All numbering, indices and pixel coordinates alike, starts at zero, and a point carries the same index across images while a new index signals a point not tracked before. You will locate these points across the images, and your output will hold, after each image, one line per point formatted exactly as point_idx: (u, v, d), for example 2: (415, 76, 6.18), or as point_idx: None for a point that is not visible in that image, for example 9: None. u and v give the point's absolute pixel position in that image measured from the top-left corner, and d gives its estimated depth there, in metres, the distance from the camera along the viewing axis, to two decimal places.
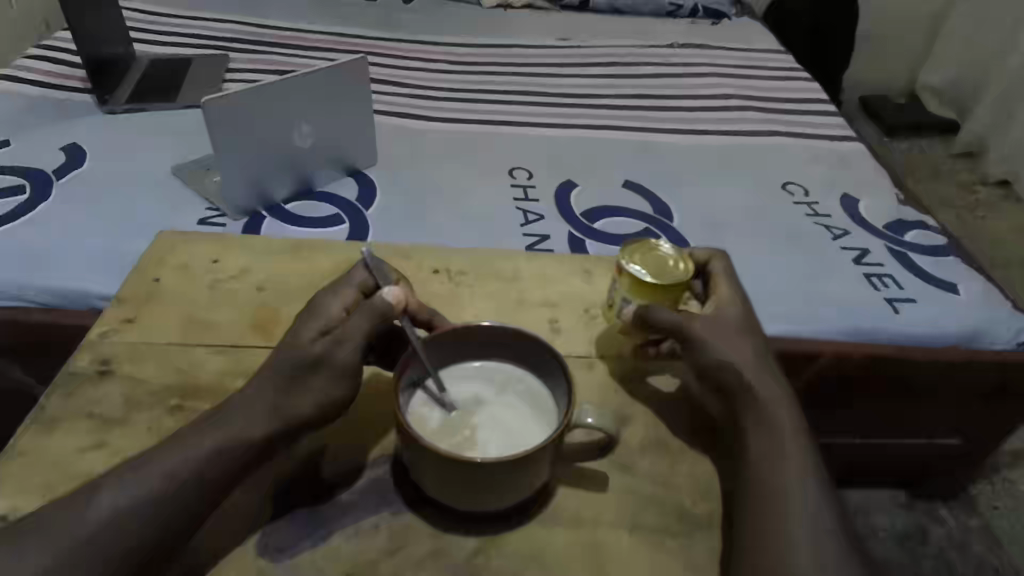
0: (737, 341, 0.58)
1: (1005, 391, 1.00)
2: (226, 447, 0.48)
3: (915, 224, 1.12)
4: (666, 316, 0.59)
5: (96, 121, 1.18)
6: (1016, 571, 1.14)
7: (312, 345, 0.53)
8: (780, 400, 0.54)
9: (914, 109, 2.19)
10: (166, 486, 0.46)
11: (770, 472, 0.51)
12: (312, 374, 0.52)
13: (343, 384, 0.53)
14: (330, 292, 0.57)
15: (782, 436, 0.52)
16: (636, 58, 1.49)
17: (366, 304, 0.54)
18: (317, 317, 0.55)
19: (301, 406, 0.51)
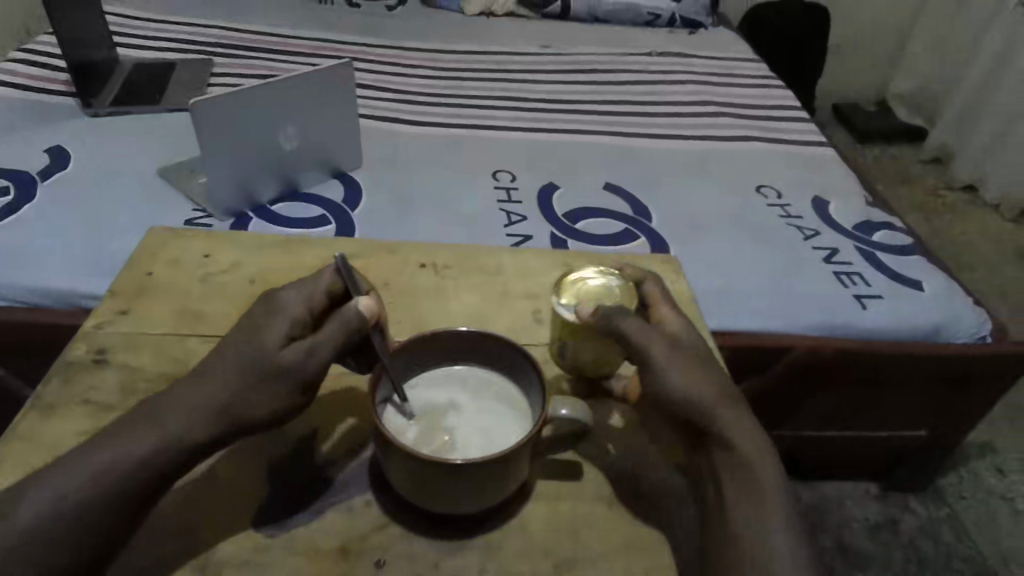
0: (700, 371, 0.55)
1: (968, 382, 1.05)
2: (170, 440, 0.48)
3: (883, 225, 1.17)
4: (634, 328, 0.56)
5: (81, 124, 1.19)
6: (984, 559, 1.18)
7: (276, 350, 0.51)
8: (754, 447, 0.52)
9: (883, 117, 2.26)
10: (111, 478, 0.47)
11: (748, 533, 0.49)
12: (268, 378, 0.50)
13: (299, 393, 0.51)
14: (297, 294, 0.55)
15: (759, 484, 0.50)
16: (615, 65, 1.53)
17: (342, 312, 0.52)
18: (284, 318, 0.52)
19: (250, 409, 0.50)
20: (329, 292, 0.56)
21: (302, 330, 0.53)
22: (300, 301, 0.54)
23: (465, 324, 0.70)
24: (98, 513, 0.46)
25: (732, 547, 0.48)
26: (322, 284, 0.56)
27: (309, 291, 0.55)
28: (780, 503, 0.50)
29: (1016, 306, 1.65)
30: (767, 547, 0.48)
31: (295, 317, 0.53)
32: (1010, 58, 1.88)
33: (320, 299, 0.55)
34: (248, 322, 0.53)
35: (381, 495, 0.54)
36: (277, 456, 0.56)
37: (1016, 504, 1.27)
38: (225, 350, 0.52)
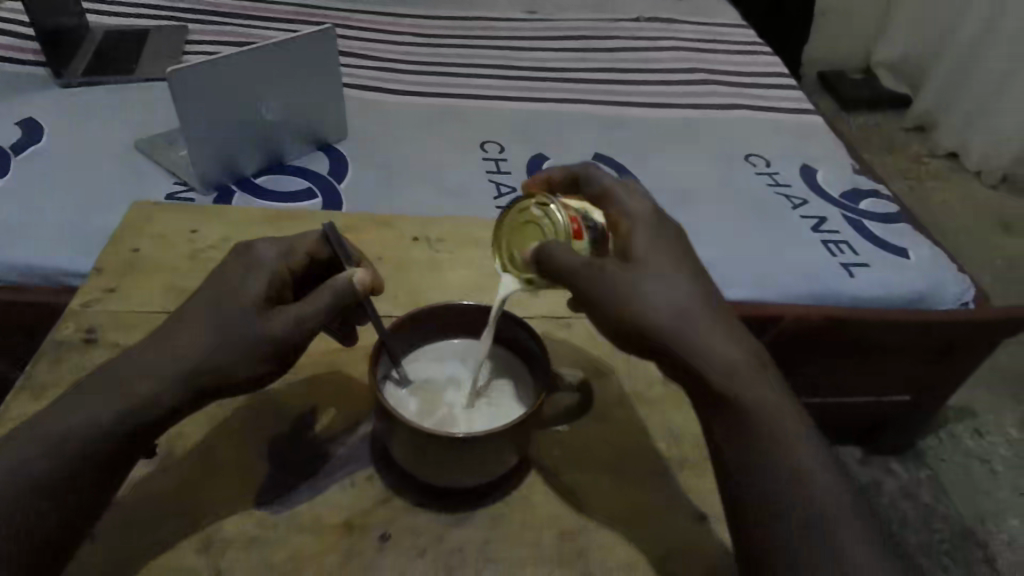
0: (654, 295, 0.48)
1: (950, 347, 1.07)
2: (135, 403, 0.46)
3: (870, 193, 1.18)
4: (559, 258, 0.49)
5: (53, 95, 1.14)
6: (962, 519, 1.22)
7: (256, 311, 0.50)
8: (733, 372, 0.46)
9: (869, 84, 2.26)
10: (75, 443, 0.45)
11: (758, 475, 0.44)
12: (246, 340, 0.48)
13: (278, 359, 0.50)
14: (274, 249, 0.53)
15: (740, 410, 0.46)
16: (602, 32, 1.50)
17: (333, 282, 0.52)
18: (262, 277, 0.51)
19: (227, 371, 0.48)
20: (310, 253, 0.56)
21: (280, 287, 0.53)
22: (278, 257, 0.53)
23: (461, 298, 0.69)
24: (67, 481, 0.44)
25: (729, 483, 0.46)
26: (303, 245, 0.56)
27: (287, 247, 0.54)
28: (771, 425, 0.45)
29: (996, 274, 1.68)
30: (767, 479, 0.44)
31: (273, 275, 0.52)
32: (995, 23, 1.88)
33: (300, 259, 0.55)
34: (222, 276, 0.51)
35: (383, 469, 0.54)
36: (278, 435, 0.55)
37: (993, 465, 1.31)
38: (196, 307, 0.50)
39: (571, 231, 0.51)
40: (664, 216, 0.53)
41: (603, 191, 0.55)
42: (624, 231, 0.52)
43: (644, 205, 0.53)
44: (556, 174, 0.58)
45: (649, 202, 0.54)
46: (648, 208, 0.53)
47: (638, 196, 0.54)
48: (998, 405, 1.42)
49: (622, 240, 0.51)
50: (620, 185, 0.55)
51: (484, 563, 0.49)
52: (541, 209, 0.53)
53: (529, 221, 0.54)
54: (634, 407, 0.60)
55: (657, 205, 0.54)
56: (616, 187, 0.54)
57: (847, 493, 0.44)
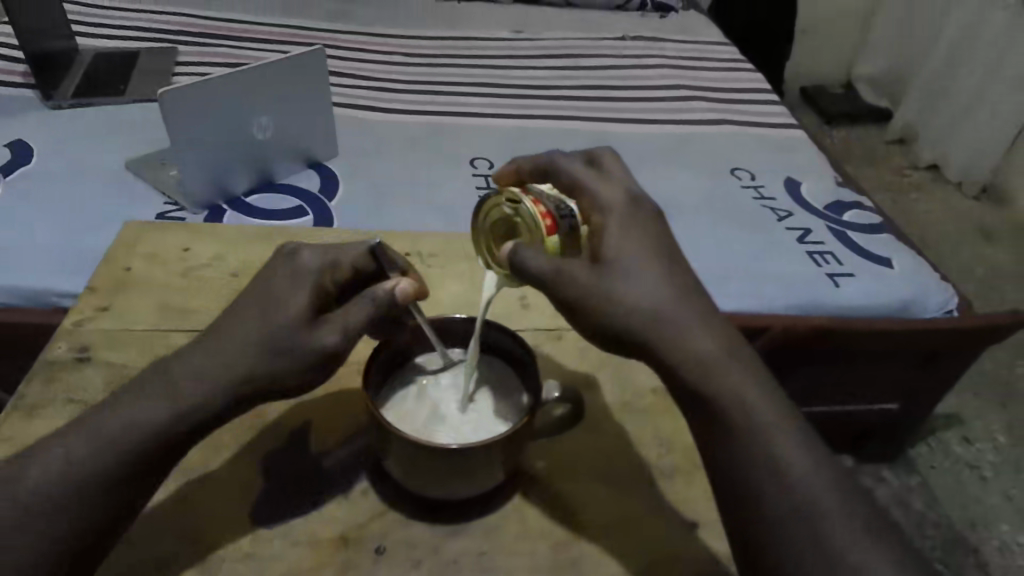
0: (626, 292, 0.49)
1: (936, 354, 1.09)
2: (165, 418, 0.46)
3: (852, 204, 1.20)
4: (531, 262, 0.48)
5: (43, 116, 1.15)
6: (953, 525, 1.23)
7: (302, 321, 0.49)
8: (704, 367, 0.47)
9: (849, 99, 2.31)
10: (104, 457, 0.45)
11: (743, 475, 0.45)
12: (294, 349, 0.48)
13: (321, 368, 0.50)
14: (320, 259, 0.53)
15: (719, 404, 0.47)
16: (588, 50, 1.53)
17: (373, 291, 0.51)
18: (305, 288, 0.51)
19: (272, 382, 0.48)
20: (355, 264, 0.55)
21: (324, 297, 0.52)
22: (322, 266, 0.53)
23: (452, 311, 0.70)
24: (96, 495, 0.44)
25: (715, 480, 0.47)
26: (349, 255, 0.55)
27: (333, 256, 0.54)
28: (747, 420, 0.46)
29: (977, 282, 1.71)
30: (749, 474, 0.45)
31: (317, 284, 0.51)
32: (970, 38, 1.93)
33: (345, 270, 0.54)
34: (269, 283, 0.51)
35: (378, 483, 0.54)
36: (273, 451, 0.55)
37: (982, 471, 1.33)
38: (241, 316, 0.50)
39: (544, 228, 0.49)
40: (638, 205, 0.54)
41: (572, 181, 0.55)
42: (595, 224, 0.52)
43: (617, 194, 0.54)
44: (525, 165, 0.58)
45: (624, 189, 0.55)
46: (620, 198, 0.54)
47: (611, 184, 0.55)
48: (984, 411, 1.44)
49: (592, 233, 0.52)
50: (590, 175, 0.56)
51: (482, 573, 0.49)
52: (511, 205, 0.51)
53: (504, 217, 0.53)
54: (624, 417, 0.61)
55: (631, 192, 0.55)
56: (587, 178, 0.55)
57: (833, 479, 0.44)
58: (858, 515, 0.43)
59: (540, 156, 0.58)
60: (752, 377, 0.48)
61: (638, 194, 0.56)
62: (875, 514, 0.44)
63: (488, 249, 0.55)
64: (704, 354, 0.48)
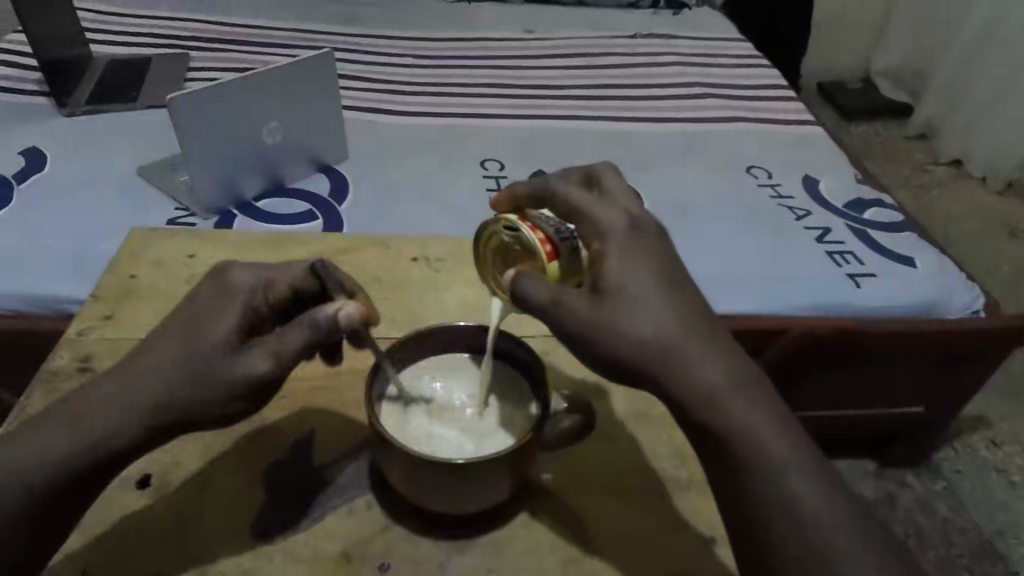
0: (628, 324, 0.46)
1: (964, 358, 1.05)
2: (96, 436, 0.45)
3: (874, 202, 1.17)
4: (535, 291, 0.46)
5: (57, 124, 1.15)
6: (980, 532, 1.19)
7: (227, 348, 0.47)
8: (712, 401, 0.45)
9: (869, 94, 2.26)
10: (41, 471, 0.45)
11: (754, 514, 0.44)
12: (218, 376, 0.47)
13: (248, 399, 0.48)
14: (253, 278, 0.51)
15: (727, 442, 0.45)
16: (600, 49, 1.51)
17: (314, 315, 0.48)
18: (232, 311, 0.48)
19: (193, 409, 0.47)
20: (293, 284, 0.53)
21: (256, 319, 0.50)
22: (255, 288, 0.51)
23: (460, 318, 0.69)
24: (29, 507, 0.45)
25: (728, 517, 0.46)
26: (287, 274, 0.53)
27: (267, 276, 0.52)
28: (756, 457, 0.44)
29: (1005, 280, 1.66)
30: (758, 516, 0.44)
31: (247, 306, 0.49)
32: (993, 30, 1.88)
33: (282, 291, 0.53)
34: (196, 306, 0.49)
35: (382, 496, 0.53)
36: (273, 462, 0.54)
37: (1011, 476, 1.28)
38: (183, 332, 0.48)
39: (544, 255, 0.47)
40: (641, 227, 0.50)
41: (571, 208, 0.51)
42: (594, 250, 0.49)
43: (618, 218, 0.50)
44: (521, 191, 0.54)
45: (626, 212, 0.51)
46: (621, 223, 0.50)
47: (609, 206, 0.51)
48: (1013, 414, 1.39)
49: (592, 262, 0.49)
50: (587, 197, 0.52)
51: None
52: (509, 232, 0.49)
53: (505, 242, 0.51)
54: (635, 426, 0.59)
55: (634, 216, 0.51)
56: (584, 202, 0.51)
57: (846, 512, 0.44)
58: (870, 540, 0.43)
59: (536, 181, 0.54)
60: (762, 405, 0.46)
61: (638, 212, 0.52)
62: (886, 540, 0.44)
63: (490, 274, 0.54)
64: (714, 386, 0.45)
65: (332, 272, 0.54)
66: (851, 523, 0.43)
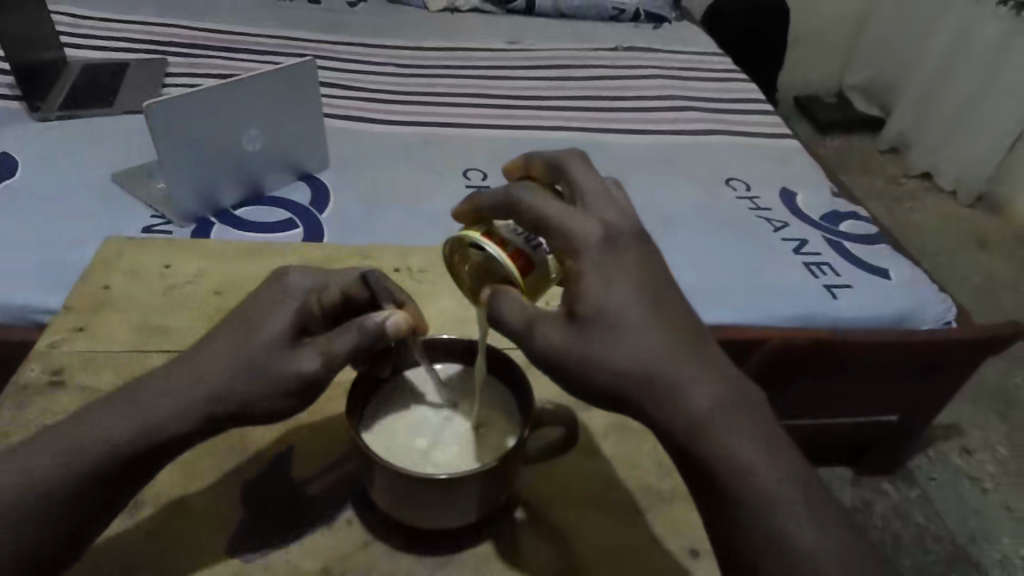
0: (610, 353, 0.46)
1: (939, 366, 1.07)
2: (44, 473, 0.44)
3: (848, 215, 1.19)
4: (512, 312, 0.47)
5: (28, 129, 1.13)
6: (955, 539, 1.21)
7: (283, 347, 0.48)
8: (699, 430, 0.45)
9: (843, 108, 2.31)
10: (102, 444, 0.45)
11: (745, 544, 0.45)
12: (274, 373, 0.47)
13: (298, 397, 0.48)
14: (307, 281, 0.52)
15: (710, 471, 0.45)
16: (582, 61, 1.52)
17: (364, 320, 0.48)
18: (283, 310, 0.49)
19: (249, 406, 0.47)
20: (345, 291, 0.53)
21: (307, 320, 0.51)
22: (308, 289, 0.51)
23: (443, 328, 0.68)
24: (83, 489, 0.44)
25: (718, 544, 0.47)
26: (339, 281, 0.53)
27: (321, 281, 0.53)
28: (743, 487, 0.45)
29: (974, 291, 1.70)
30: (750, 546, 0.44)
31: (303, 307, 0.50)
32: (962, 48, 1.93)
33: (334, 296, 0.53)
34: (252, 306, 0.50)
35: (364, 512, 0.52)
36: (250, 479, 0.53)
37: (983, 483, 1.31)
38: (234, 327, 0.49)
39: (516, 272, 0.48)
40: (617, 237, 0.48)
41: (539, 220, 0.48)
42: (569, 267, 0.48)
43: (591, 229, 0.48)
44: (483, 202, 0.49)
45: (599, 222, 0.48)
46: (596, 234, 0.48)
47: (583, 215, 0.48)
48: (984, 422, 1.42)
49: (570, 283, 0.48)
50: (558, 206, 0.48)
51: None
52: (478, 252, 0.49)
53: (472, 258, 0.51)
54: (619, 438, 0.59)
55: (610, 224, 0.49)
56: (554, 213, 0.48)
57: (835, 545, 0.44)
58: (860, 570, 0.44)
59: (495, 190, 0.49)
60: (750, 431, 0.46)
61: (612, 218, 0.49)
62: (869, 558, 0.45)
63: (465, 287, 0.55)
64: (699, 414, 0.46)
65: (381, 281, 0.54)
66: (842, 554, 0.44)
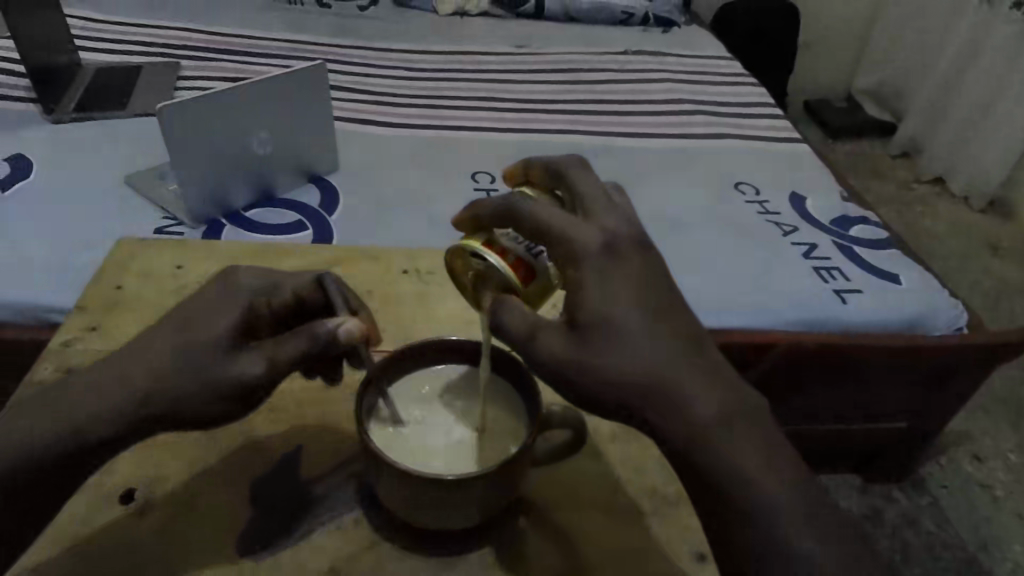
0: (613, 363, 0.46)
1: (949, 372, 1.06)
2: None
3: (859, 219, 1.18)
4: (513, 321, 0.47)
5: (43, 131, 1.14)
6: (966, 547, 1.20)
7: (226, 349, 0.48)
8: (701, 440, 0.45)
9: (854, 113, 2.30)
10: (44, 438, 0.47)
11: (750, 555, 0.44)
12: (212, 376, 0.47)
13: (238, 400, 0.48)
14: (258, 282, 0.52)
15: (713, 481, 0.45)
16: (591, 65, 1.52)
17: (315, 327, 0.49)
18: (229, 310, 0.49)
19: (181, 407, 0.47)
20: (297, 293, 0.54)
21: (255, 321, 0.51)
22: (259, 291, 0.52)
23: (451, 331, 0.68)
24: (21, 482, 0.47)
25: (721, 554, 0.47)
26: (293, 284, 0.54)
27: (273, 283, 0.53)
28: (747, 498, 0.45)
29: (986, 297, 1.68)
30: (754, 557, 0.44)
31: (251, 308, 0.50)
32: (974, 52, 1.91)
33: (286, 298, 0.53)
34: (198, 304, 0.50)
35: (371, 511, 0.52)
36: (259, 477, 0.54)
37: (994, 491, 1.30)
38: (174, 325, 0.49)
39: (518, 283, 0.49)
40: (618, 245, 0.48)
41: (539, 228, 0.47)
42: (570, 276, 0.47)
43: (592, 237, 0.47)
44: (483, 211, 0.49)
45: (600, 230, 0.48)
46: (596, 241, 0.47)
47: (584, 222, 0.48)
48: (995, 429, 1.41)
49: (569, 289, 0.47)
50: (558, 214, 0.48)
51: None
52: (480, 262, 0.50)
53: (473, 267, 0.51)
54: (627, 441, 0.59)
55: (610, 231, 0.48)
56: (553, 221, 0.47)
57: (841, 554, 0.44)
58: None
59: (495, 198, 0.49)
60: (754, 441, 0.46)
61: (613, 226, 0.49)
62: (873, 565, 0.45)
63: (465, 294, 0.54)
64: (701, 424, 0.46)
65: (337, 285, 0.54)
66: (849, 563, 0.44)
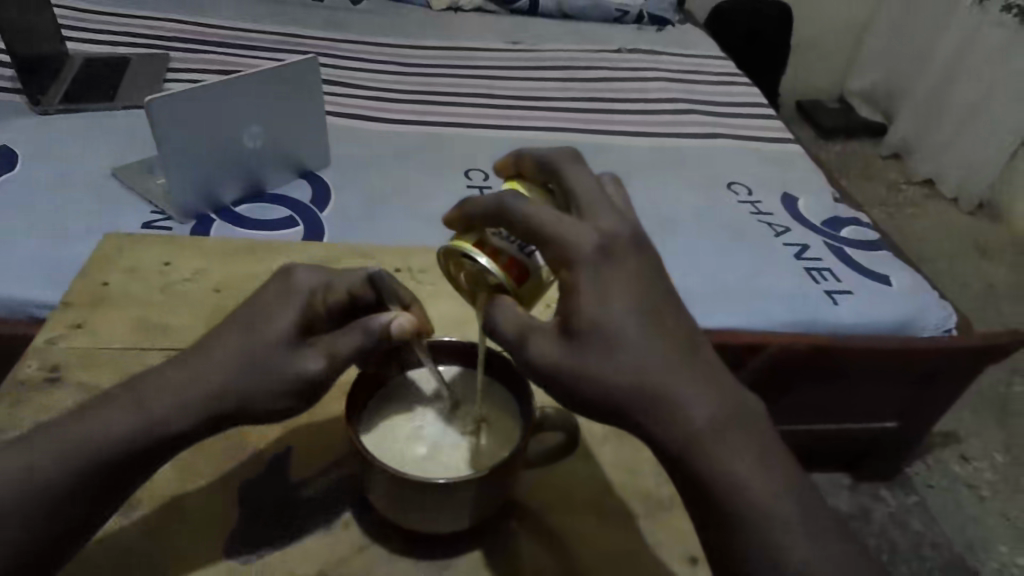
0: (604, 366, 0.46)
1: (938, 374, 1.07)
2: (42, 476, 0.43)
3: (850, 220, 1.19)
4: (508, 322, 0.47)
5: (29, 123, 1.12)
6: (952, 547, 1.21)
7: (288, 346, 0.48)
8: (693, 444, 0.45)
9: (845, 114, 2.31)
10: (105, 440, 0.44)
11: (739, 559, 0.44)
12: (277, 374, 0.47)
13: (301, 396, 0.48)
14: (315, 278, 0.50)
15: (707, 485, 0.45)
16: (586, 62, 1.52)
17: (368, 322, 0.49)
18: (289, 309, 0.48)
19: (252, 402, 0.47)
20: (352, 290, 0.51)
21: (313, 319, 0.50)
22: (316, 288, 0.50)
23: (443, 330, 0.68)
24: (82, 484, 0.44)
25: (711, 556, 0.47)
26: (346, 278, 0.52)
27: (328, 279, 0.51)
28: (739, 502, 0.44)
29: (974, 298, 1.70)
30: (744, 560, 0.44)
31: (308, 307, 0.49)
32: (965, 55, 1.93)
33: (340, 295, 0.51)
34: (258, 302, 0.49)
35: (361, 515, 0.52)
36: (248, 479, 0.53)
37: (980, 491, 1.31)
38: (236, 325, 0.48)
39: (511, 284, 0.48)
40: (613, 246, 0.47)
41: (532, 229, 0.46)
42: (564, 279, 0.47)
43: (585, 237, 0.47)
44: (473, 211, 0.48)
45: (595, 230, 0.47)
46: (590, 242, 0.46)
47: (579, 222, 0.47)
48: (982, 430, 1.42)
49: (564, 292, 0.47)
50: (553, 214, 0.47)
51: None
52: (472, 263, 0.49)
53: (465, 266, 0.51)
54: (619, 443, 0.58)
55: (605, 231, 0.47)
56: (548, 221, 0.46)
57: (830, 557, 0.44)
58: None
59: (486, 197, 0.48)
60: (746, 445, 0.46)
61: (609, 226, 0.48)
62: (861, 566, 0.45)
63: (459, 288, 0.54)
64: (693, 427, 0.45)
65: (390, 282, 0.52)
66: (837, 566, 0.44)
